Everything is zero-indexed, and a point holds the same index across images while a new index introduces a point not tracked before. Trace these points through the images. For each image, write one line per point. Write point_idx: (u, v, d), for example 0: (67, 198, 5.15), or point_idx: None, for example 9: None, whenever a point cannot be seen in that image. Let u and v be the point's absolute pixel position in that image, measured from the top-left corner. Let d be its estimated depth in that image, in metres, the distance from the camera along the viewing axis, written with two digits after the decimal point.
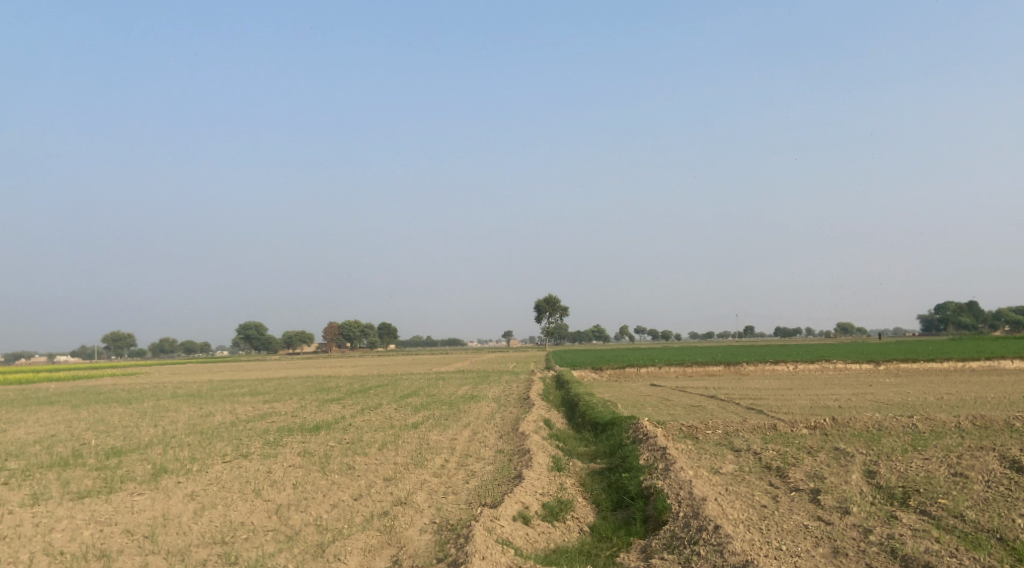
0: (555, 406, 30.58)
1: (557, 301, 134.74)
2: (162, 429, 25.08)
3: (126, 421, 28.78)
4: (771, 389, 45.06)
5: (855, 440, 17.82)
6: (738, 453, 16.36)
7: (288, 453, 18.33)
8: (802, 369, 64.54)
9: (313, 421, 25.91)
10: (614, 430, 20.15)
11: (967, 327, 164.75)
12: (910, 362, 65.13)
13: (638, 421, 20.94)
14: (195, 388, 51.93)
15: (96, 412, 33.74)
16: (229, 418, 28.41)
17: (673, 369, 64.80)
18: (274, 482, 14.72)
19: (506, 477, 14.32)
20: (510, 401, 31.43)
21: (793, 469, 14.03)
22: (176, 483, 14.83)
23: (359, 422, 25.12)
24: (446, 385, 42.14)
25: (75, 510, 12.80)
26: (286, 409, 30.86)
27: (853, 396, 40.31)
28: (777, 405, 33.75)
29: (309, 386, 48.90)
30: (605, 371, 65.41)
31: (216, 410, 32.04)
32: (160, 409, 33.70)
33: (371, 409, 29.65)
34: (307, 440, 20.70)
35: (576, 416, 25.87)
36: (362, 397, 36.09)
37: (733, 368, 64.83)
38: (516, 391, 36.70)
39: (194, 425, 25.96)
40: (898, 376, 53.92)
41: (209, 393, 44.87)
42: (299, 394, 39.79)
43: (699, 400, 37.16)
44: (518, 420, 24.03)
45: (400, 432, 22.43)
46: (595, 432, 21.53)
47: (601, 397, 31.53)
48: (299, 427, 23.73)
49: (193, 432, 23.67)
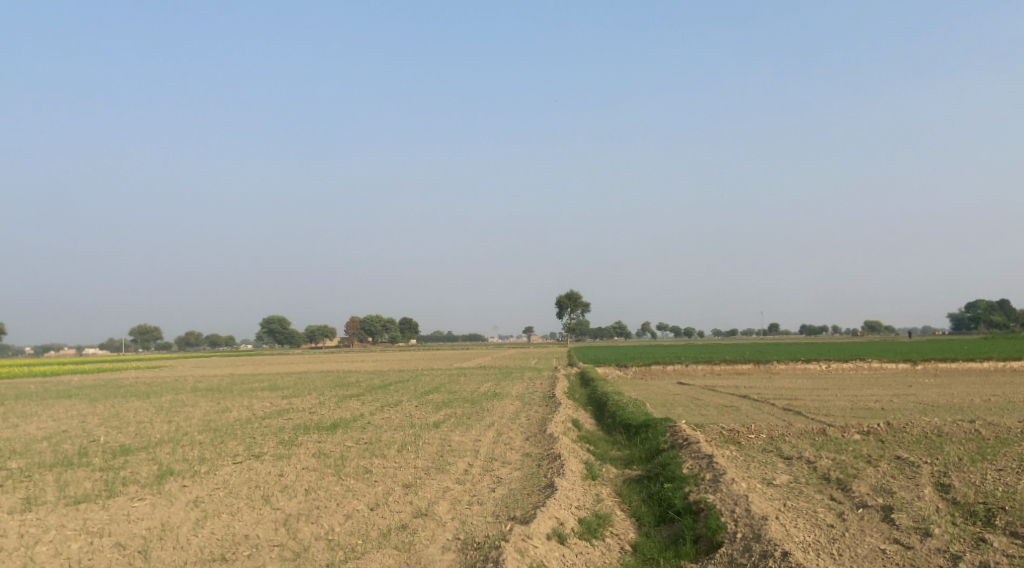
0: (582, 405, 29.33)
1: (578, 296, 133.26)
2: (175, 425, 24.10)
3: (139, 417, 27.91)
4: (805, 389, 43.49)
5: (916, 450, 16.50)
6: (790, 461, 15.12)
7: (303, 454, 17.22)
8: (835, 368, 62.65)
9: (331, 418, 24.85)
10: (650, 433, 18.82)
11: (999, 326, 161.03)
12: (948, 363, 62.95)
13: (674, 424, 19.59)
14: (214, 382, 51.17)
15: (113, 407, 32.91)
16: (245, 414, 27.41)
17: (701, 367, 63.27)
18: (284, 488, 13.58)
19: (537, 487, 13.07)
20: (536, 399, 30.19)
21: (857, 484, 12.76)
22: (181, 487, 13.75)
23: (379, 420, 24.02)
24: (468, 382, 40.98)
25: (68, 518, 11.75)
26: (305, 405, 29.82)
27: (894, 397, 38.64)
28: (815, 407, 32.28)
29: (330, 381, 48.00)
30: (630, 369, 63.88)
31: (232, 405, 31.14)
32: (177, 403, 32.85)
33: (392, 406, 28.54)
34: (323, 439, 19.60)
35: (605, 417, 24.57)
36: (383, 393, 35.04)
37: (762, 366, 63.19)
38: (541, 389, 35.46)
39: (209, 421, 25.01)
40: (936, 376, 52.15)
41: (229, 388, 44.04)
42: (319, 390, 38.85)
43: (732, 401, 35.67)
44: (546, 420, 22.82)
45: (421, 432, 21.27)
46: (628, 434, 20.20)
47: (630, 397, 30.18)
48: (316, 425, 22.67)
49: (207, 429, 22.65)
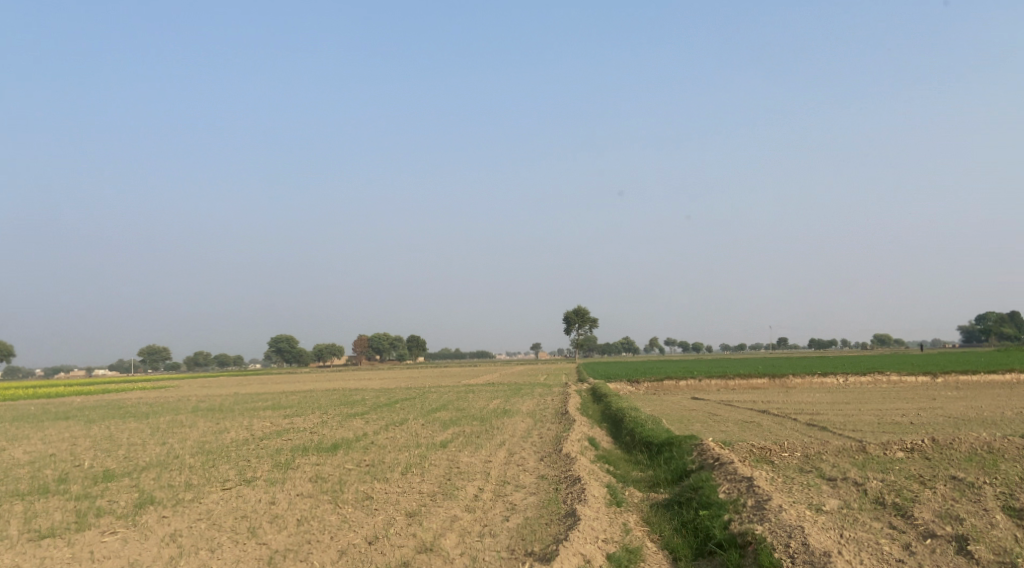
0: (597, 422, 27.84)
1: (586, 311, 131.80)
2: (166, 448, 22.74)
3: (132, 440, 26.55)
4: (825, 404, 41.73)
5: (971, 469, 14.98)
6: (835, 484, 13.61)
7: (298, 479, 15.82)
8: (853, 382, 60.74)
9: (332, 438, 23.46)
10: (674, 452, 17.34)
11: (1011, 338, 158.40)
12: (970, 375, 61.07)
13: (700, 441, 18.10)
14: (217, 402, 49.86)
15: (106, 429, 31.53)
16: (243, 435, 26.02)
17: (714, 382, 61.60)
18: (273, 519, 12.16)
19: (557, 515, 11.63)
20: (548, 416, 28.73)
21: (918, 510, 11.36)
22: (158, 519, 12.34)
23: (382, 440, 22.60)
24: (477, 399, 39.48)
25: (26, 557, 10.38)
26: (305, 425, 28.37)
27: (921, 411, 36.90)
28: (840, 422, 30.64)
29: (335, 399, 46.53)
30: (642, 385, 62.20)
31: (231, 426, 29.70)
32: (174, 425, 31.44)
33: (396, 425, 27.12)
34: (322, 462, 18.18)
35: (623, 434, 23.03)
36: (387, 411, 33.62)
37: (778, 381, 61.48)
38: (552, 405, 33.91)
39: (203, 443, 23.60)
40: (958, 389, 50.32)
41: (230, 407, 42.62)
42: (321, 408, 37.43)
43: (752, 417, 34.01)
44: (560, 438, 21.37)
45: (428, 452, 19.85)
46: (649, 453, 18.72)
47: (646, 413, 28.63)
48: (316, 446, 21.25)
49: (199, 451, 21.28)
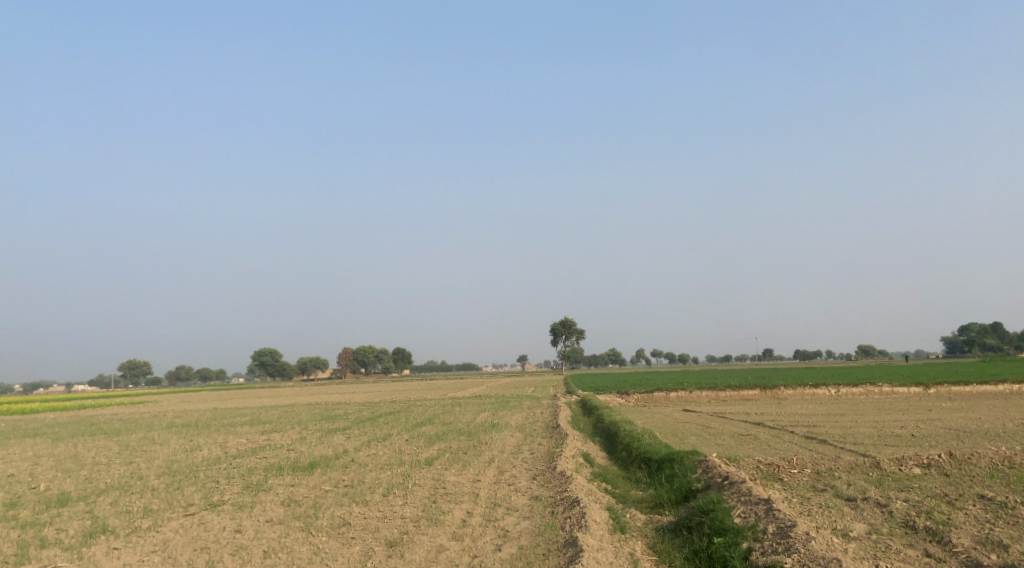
0: (589, 436, 26.64)
1: (572, 323, 130.70)
2: (132, 468, 21.28)
3: (98, 459, 25.03)
4: (820, 415, 40.69)
5: (998, 487, 13.85)
6: (857, 505, 12.45)
7: (269, 503, 14.49)
8: (845, 393, 59.86)
9: (309, 456, 22.11)
10: (677, 470, 16.12)
11: (993, 349, 158.39)
12: (961, 386, 60.19)
13: (703, 457, 16.89)
14: (195, 418, 48.30)
15: (73, 446, 29.97)
16: (216, 453, 24.59)
17: (704, 394, 60.49)
18: (236, 551, 10.88)
19: (556, 546, 10.43)
20: (539, 431, 27.48)
21: (957, 535, 10.26)
22: (107, 551, 11.02)
23: (363, 457, 21.27)
24: (463, 412, 38.08)
25: None
26: (283, 441, 26.98)
27: (920, 422, 35.91)
28: (840, 435, 29.53)
29: (317, 413, 44.97)
30: (632, 397, 61.05)
31: (205, 443, 28.25)
32: (146, 442, 29.94)
33: (378, 441, 25.78)
34: (298, 482, 16.86)
35: (618, 450, 21.80)
36: (370, 426, 32.23)
37: (769, 392, 60.45)
38: (541, 419, 32.64)
39: (172, 463, 22.16)
40: (952, 399, 49.42)
41: (207, 423, 41.04)
42: (302, 424, 35.99)
43: (747, 429, 32.89)
44: (553, 454, 20.12)
45: (411, 471, 18.53)
46: (649, 471, 17.49)
47: (641, 426, 27.45)
48: (291, 465, 19.92)
49: (166, 472, 19.88)
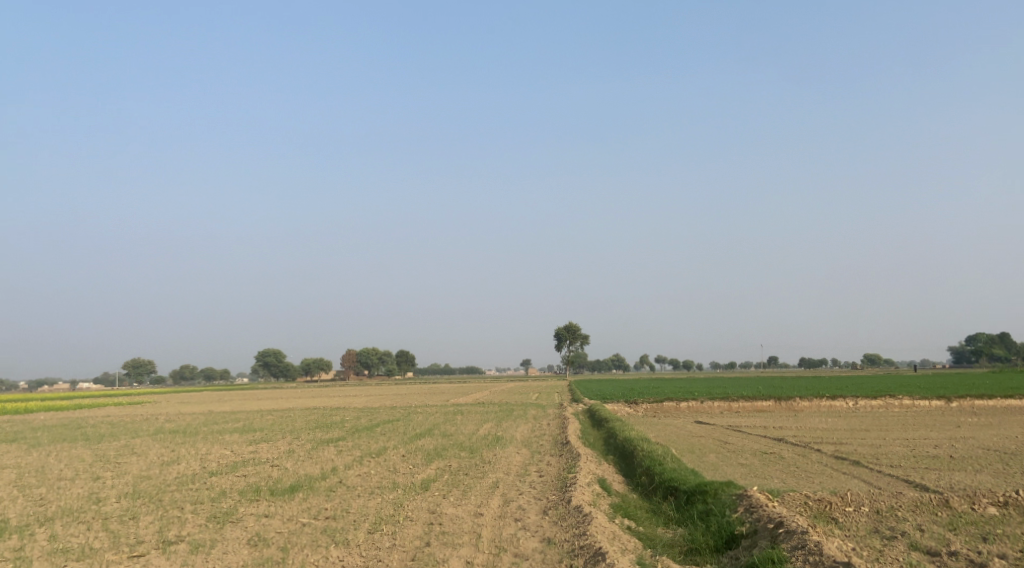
0: (601, 455, 24.26)
1: (577, 328, 128.50)
2: (94, 487, 19.07)
3: (65, 473, 22.72)
4: (842, 431, 38.15)
5: None
6: None
7: (231, 542, 12.27)
8: (863, 406, 57.41)
9: (292, 475, 19.84)
10: (712, 506, 13.78)
11: (1001, 360, 155.51)
12: (984, 400, 57.54)
13: (739, 490, 14.54)
14: (185, 423, 46.12)
15: (43, 456, 27.62)
16: (192, 468, 22.33)
17: (716, 405, 58.08)
18: None
19: None
20: (547, 447, 25.12)
21: None
22: None
23: (352, 479, 18.96)
24: (465, 423, 35.77)
25: None
26: (269, 456, 24.66)
27: (955, 441, 33.27)
28: (872, 455, 27.09)
29: (312, 421, 42.51)
30: (640, 407, 58.76)
31: (187, 455, 25.92)
32: (122, 453, 27.61)
33: (372, 457, 23.42)
34: (272, 513, 14.60)
35: (637, 475, 19.38)
36: (365, 437, 29.92)
37: (783, 404, 57.99)
38: (548, 432, 30.31)
39: (139, 481, 19.88)
40: (977, 415, 46.78)
41: (195, 430, 38.65)
42: (292, 432, 33.70)
43: (769, 446, 30.42)
44: (564, 480, 17.82)
45: (404, 497, 16.24)
46: (676, 504, 15.14)
47: (658, 444, 25.04)
48: (269, 488, 17.57)
49: (128, 493, 17.61)
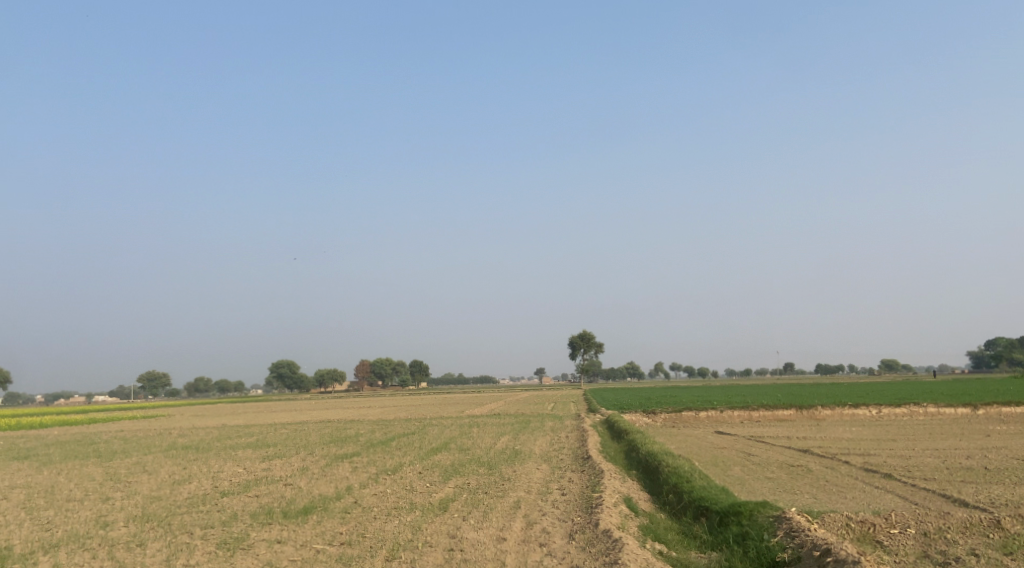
0: (624, 471, 23.42)
1: (590, 337, 127.44)
2: (103, 509, 18.50)
3: (75, 493, 22.18)
4: (869, 441, 37.05)
5: None
6: None
7: None
8: (887, 414, 56.21)
9: (306, 495, 19.19)
10: (749, 529, 13.01)
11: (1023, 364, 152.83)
12: (1011, 408, 56.17)
13: (776, 511, 13.76)
14: (198, 437, 45.64)
15: (54, 475, 27.15)
16: (203, 488, 21.74)
17: (736, 414, 57.04)
18: None
19: None
20: (567, 463, 24.37)
21: None
22: None
23: (367, 499, 18.28)
24: (481, 436, 35.03)
25: None
26: (282, 473, 24.03)
27: (988, 451, 32.10)
28: (904, 467, 26.08)
29: (326, 435, 41.87)
30: (658, 416, 57.79)
31: (200, 473, 25.35)
32: (134, 471, 27.10)
33: (387, 474, 22.73)
34: (284, 538, 13.95)
35: (664, 492, 18.54)
36: (380, 453, 29.24)
37: (805, 413, 56.87)
38: (567, 446, 29.56)
39: (150, 502, 19.30)
40: (1006, 423, 45.53)
41: (208, 446, 38.13)
42: (307, 448, 33.09)
43: (795, 457, 29.48)
44: (589, 499, 17.10)
45: (422, 520, 15.55)
46: (709, 526, 14.36)
47: (681, 458, 24.18)
48: (282, 510, 16.92)
49: (137, 516, 17.02)
